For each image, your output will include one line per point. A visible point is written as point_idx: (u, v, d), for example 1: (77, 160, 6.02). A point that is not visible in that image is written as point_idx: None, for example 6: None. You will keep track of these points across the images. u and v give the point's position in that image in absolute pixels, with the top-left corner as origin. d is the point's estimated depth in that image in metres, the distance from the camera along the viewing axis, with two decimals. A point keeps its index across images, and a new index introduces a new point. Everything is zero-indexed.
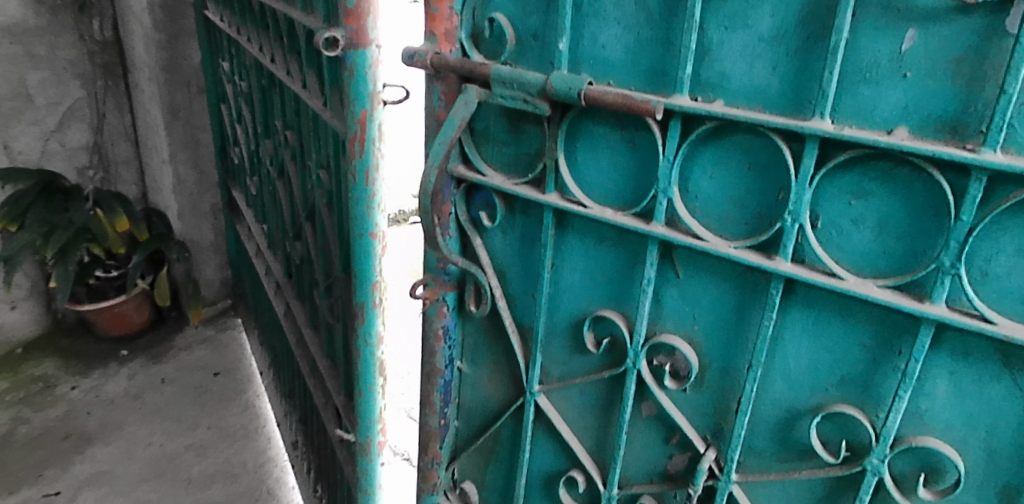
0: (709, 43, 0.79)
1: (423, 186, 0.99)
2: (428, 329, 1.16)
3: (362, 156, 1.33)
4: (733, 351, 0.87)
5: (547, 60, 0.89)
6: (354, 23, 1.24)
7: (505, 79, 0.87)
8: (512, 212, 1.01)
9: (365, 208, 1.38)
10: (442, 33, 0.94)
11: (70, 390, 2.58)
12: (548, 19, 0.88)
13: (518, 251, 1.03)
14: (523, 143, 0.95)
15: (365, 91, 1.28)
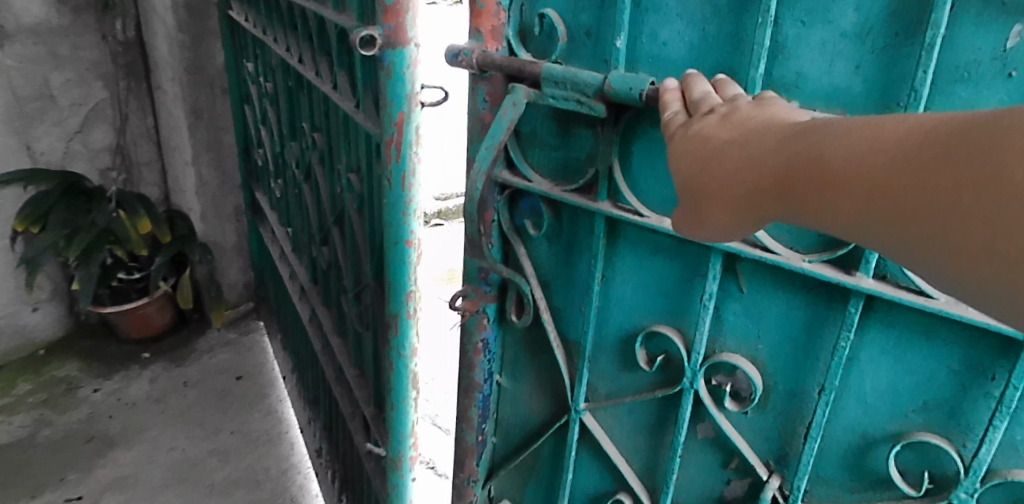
0: (784, 40, 0.73)
1: (469, 192, 0.94)
2: (466, 341, 1.11)
3: (398, 160, 1.28)
4: (803, 372, 0.81)
5: (602, 58, 0.84)
6: (392, 21, 1.18)
7: (557, 79, 0.81)
8: (560, 220, 0.95)
9: (401, 214, 1.33)
10: (489, 30, 0.89)
11: (93, 393, 2.56)
12: (603, 15, 0.82)
13: (565, 261, 0.97)
14: (573, 147, 0.88)
15: (403, 93, 1.23)
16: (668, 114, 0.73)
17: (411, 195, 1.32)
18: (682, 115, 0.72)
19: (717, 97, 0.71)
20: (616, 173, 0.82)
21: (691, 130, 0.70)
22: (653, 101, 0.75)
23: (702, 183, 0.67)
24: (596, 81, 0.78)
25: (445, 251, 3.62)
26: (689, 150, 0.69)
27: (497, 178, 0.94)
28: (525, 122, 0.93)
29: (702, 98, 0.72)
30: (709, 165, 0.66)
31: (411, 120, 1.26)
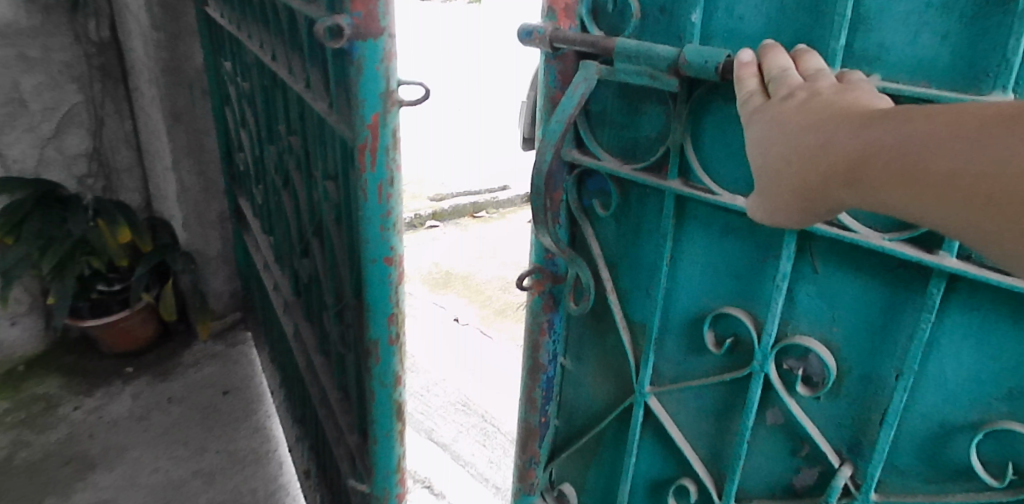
0: (865, 10, 0.69)
1: (538, 164, 0.91)
2: (532, 321, 1.13)
3: (373, 169, 1.21)
4: (879, 357, 0.77)
5: (676, 34, 0.84)
6: (360, 9, 1.09)
7: (630, 53, 0.81)
8: (627, 200, 0.96)
9: (379, 228, 1.26)
10: (562, 8, 0.90)
11: (73, 411, 2.43)
12: None
13: (631, 241, 0.98)
14: (644, 125, 0.89)
15: (376, 93, 1.15)
16: (745, 94, 0.70)
17: (392, 204, 1.26)
18: (762, 97, 0.68)
19: (798, 78, 0.67)
20: (688, 150, 0.82)
21: (761, 110, 0.67)
22: (729, 73, 0.74)
23: (763, 165, 0.65)
24: (672, 54, 0.78)
25: (433, 256, 3.57)
26: (758, 132, 0.66)
27: (566, 156, 0.96)
28: (595, 101, 0.94)
29: (783, 76, 0.67)
30: (773, 146, 0.64)
31: (386, 121, 1.18)
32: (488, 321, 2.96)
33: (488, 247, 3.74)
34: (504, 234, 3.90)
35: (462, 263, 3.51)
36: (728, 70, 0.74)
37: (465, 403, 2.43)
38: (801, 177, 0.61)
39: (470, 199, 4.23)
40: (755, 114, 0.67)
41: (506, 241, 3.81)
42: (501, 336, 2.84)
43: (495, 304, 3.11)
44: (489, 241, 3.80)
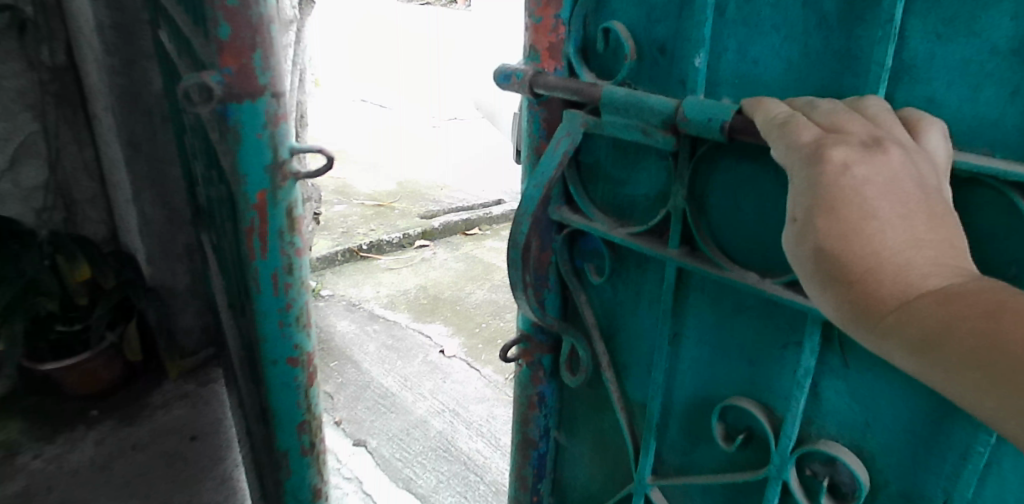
0: (911, 58, 0.61)
1: (515, 235, 0.89)
2: (520, 394, 1.09)
3: (265, 255, 1.36)
4: (921, 474, 0.68)
5: (677, 79, 0.76)
6: (232, 64, 1.22)
7: (619, 105, 0.75)
8: (622, 263, 0.91)
9: (278, 323, 1.41)
10: (546, 48, 0.85)
11: (31, 460, 2.26)
12: (679, 28, 0.75)
13: (629, 308, 0.92)
14: (642, 183, 0.85)
15: (260, 166, 1.29)
16: (784, 118, 0.62)
17: (293, 296, 1.42)
18: (818, 130, 0.59)
19: (880, 132, 0.58)
20: (690, 216, 0.76)
21: (829, 156, 0.56)
22: (736, 133, 0.66)
23: (807, 219, 0.56)
24: (669, 106, 0.71)
25: (419, 280, 3.44)
26: (819, 182, 0.56)
27: (555, 214, 0.91)
28: (587, 152, 0.90)
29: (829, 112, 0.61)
30: (837, 206, 0.54)
31: (275, 198, 1.33)
32: (476, 352, 2.83)
33: (474, 269, 3.60)
34: (491, 256, 3.76)
35: (448, 288, 3.38)
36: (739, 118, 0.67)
37: (447, 448, 2.28)
38: (844, 271, 0.53)
39: (463, 216, 4.13)
40: (818, 149, 0.57)
41: (494, 263, 3.68)
42: (489, 368, 2.72)
43: (484, 333, 2.99)
44: (476, 263, 3.67)
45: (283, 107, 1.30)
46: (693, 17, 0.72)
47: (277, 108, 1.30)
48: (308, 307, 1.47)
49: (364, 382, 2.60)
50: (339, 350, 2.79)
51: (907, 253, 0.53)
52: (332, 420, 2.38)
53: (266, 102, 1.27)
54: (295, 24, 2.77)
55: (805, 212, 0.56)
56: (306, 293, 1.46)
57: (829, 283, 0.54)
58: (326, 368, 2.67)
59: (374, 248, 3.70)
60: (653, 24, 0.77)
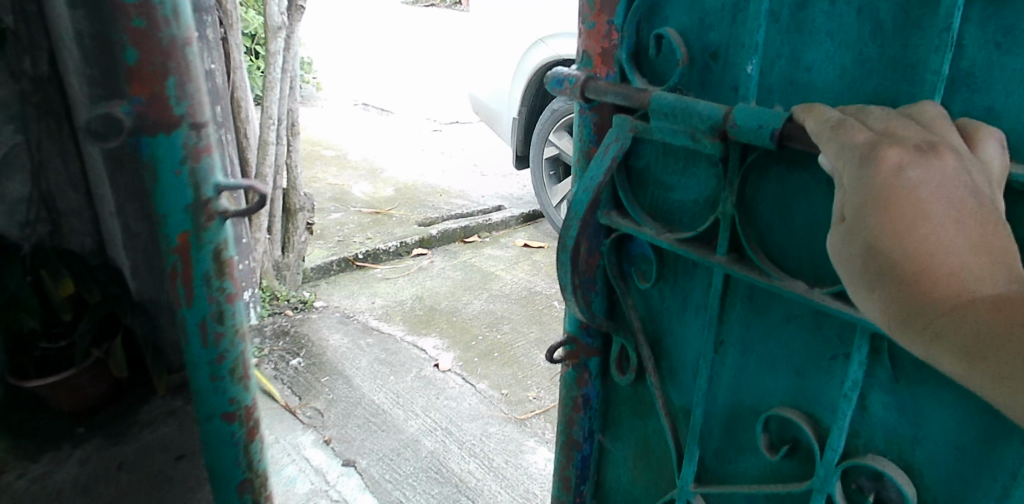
0: (968, 68, 0.65)
1: (562, 234, 0.90)
2: (565, 395, 1.11)
3: (190, 302, 1.32)
4: (971, 493, 0.68)
5: (731, 84, 0.84)
6: (143, 93, 1.20)
7: (667, 111, 0.77)
8: (669, 267, 0.92)
9: (208, 376, 1.37)
10: (600, 55, 0.95)
11: (15, 479, 2.18)
12: (734, 33, 0.83)
13: (677, 312, 0.93)
14: (691, 188, 0.86)
15: (181, 205, 1.26)
16: (837, 120, 0.63)
17: (225, 347, 1.37)
18: (872, 132, 0.61)
19: (935, 138, 0.60)
20: (739, 224, 0.77)
21: (884, 157, 0.58)
22: (786, 140, 0.68)
23: (856, 216, 0.58)
24: (717, 113, 0.73)
25: (415, 290, 3.39)
26: (871, 182, 0.58)
27: (603, 219, 0.92)
28: (637, 157, 0.91)
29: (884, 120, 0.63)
30: (891, 205, 0.56)
31: (198, 238, 1.29)
32: (471, 366, 2.80)
33: (470, 279, 3.55)
34: (488, 264, 3.71)
35: (445, 298, 3.34)
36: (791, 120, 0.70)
37: (438, 469, 2.23)
38: (894, 272, 0.55)
39: (461, 223, 4.01)
40: (873, 150, 0.59)
41: (491, 272, 3.63)
42: (484, 383, 2.69)
43: (480, 346, 2.95)
44: (474, 272, 3.62)
45: (206, 139, 1.26)
46: (744, 24, 0.82)
47: (199, 141, 1.25)
48: (244, 358, 1.41)
49: (356, 399, 2.56)
50: (331, 365, 2.75)
51: (961, 255, 0.55)
52: (320, 439, 2.36)
53: (186, 134, 1.24)
54: (284, 30, 2.72)
55: (856, 210, 0.58)
56: (241, 343, 1.40)
57: (879, 283, 0.56)
58: (317, 384, 2.64)
59: (370, 257, 3.60)
60: (704, 32, 0.86)
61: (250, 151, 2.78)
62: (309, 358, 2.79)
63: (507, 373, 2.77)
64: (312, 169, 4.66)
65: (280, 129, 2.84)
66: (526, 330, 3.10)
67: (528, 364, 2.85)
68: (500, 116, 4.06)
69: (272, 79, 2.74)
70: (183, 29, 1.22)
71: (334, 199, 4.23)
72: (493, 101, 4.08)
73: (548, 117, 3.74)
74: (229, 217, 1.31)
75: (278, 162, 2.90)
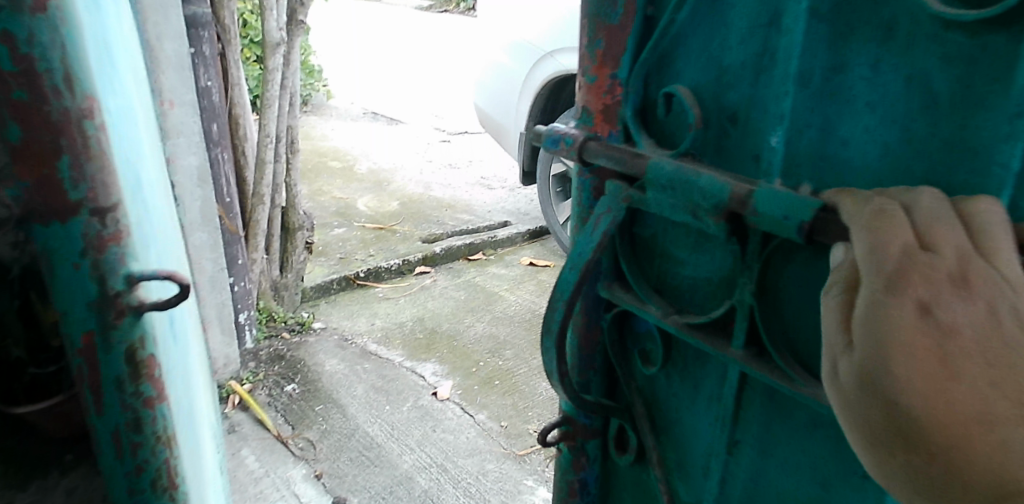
0: None
1: (546, 322, 0.87)
2: (562, 478, 1.08)
3: (100, 410, 1.09)
4: None
5: (748, 151, 0.79)
6: (30, 176, 0.95)
7: (666, 182, 0.77)
8: (675, 354, 0.90)
9: (126, 487, 1.14)
10: (600, 114, 0.93)
11: None
12: (752, 94, 0.78)
13: (682, 403, 0.91)
14: (702, 265, 0.84)
15: (84, 301, 1.02)
16: (879, 205, 0.61)
17: (145, 458, 1.14)
18: (912, 240, 0.58)
19: (969, 247, 0.57)
20: (758, 315, 0.75)
21: (907, 294, 0.57)
22: (816, 234, 0.66)
23: (865, 362, 0.58)
24: (727, 189, 0.71)
25: (416, 311, 3.29)
26: (884, 323, 0.57)
27: (604, 291, 0.93)
28: (643, 226, 0.90)
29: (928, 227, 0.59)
30: (898, 365, 0.56)
31: (106, 340, 1.05)
32: (470, 394, 2.71)
33: (474, 299, 3.45)
34: (493, 284, 3.61)
35: (446, 320, 3.24)
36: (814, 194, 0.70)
37: None
38: (908, 436, 0.56)
39: (466, 240, 3.91)
40: (898, 280, 0.57)
41: (495, 292, 3.52)
42: (483, 414, 2.60)
43: (481, 373, 2.85)
44: (478, 292, 3.52)
45: (114, 224, 1.02)
46: (761, 84, 0.76)
47: (105, 227, 1.01)
48: (171, 466, 1.17)
49: (349, 430, 2.47)
50: (326, 392, 2.66)
51: (956, 399, 0.55)
52: (311, 474, 2.28)
53: (85, 221, 1.00)
54: (283, 46, 2.64)
55: (865, 354, 0.58)
56: (167, 450, 1.16)
57: (900, 450, 0.57)
58: (311, 413, 2.56)
59: (372, 276, 3.51)
60: (716, 93, 0.82)
61: (247, 169, 2.70)
62: (304, 384, 2.71)
63: (508, 403, 2.67)
64: (316, 182, 4.57)
65: (279, 147, 2.76)
66: (528, 357, 2.99)
67: (530, 393, 2.75)
68: (507, 130, 3.96)
69: (269, 96, 2.66)
70: (81, 96, 0.96)
71: (338, 215, 4.13)
72: (500, 115, 3.98)
73: None
74: (145, 310, 1.07)
75: (276, 180, 2.82)
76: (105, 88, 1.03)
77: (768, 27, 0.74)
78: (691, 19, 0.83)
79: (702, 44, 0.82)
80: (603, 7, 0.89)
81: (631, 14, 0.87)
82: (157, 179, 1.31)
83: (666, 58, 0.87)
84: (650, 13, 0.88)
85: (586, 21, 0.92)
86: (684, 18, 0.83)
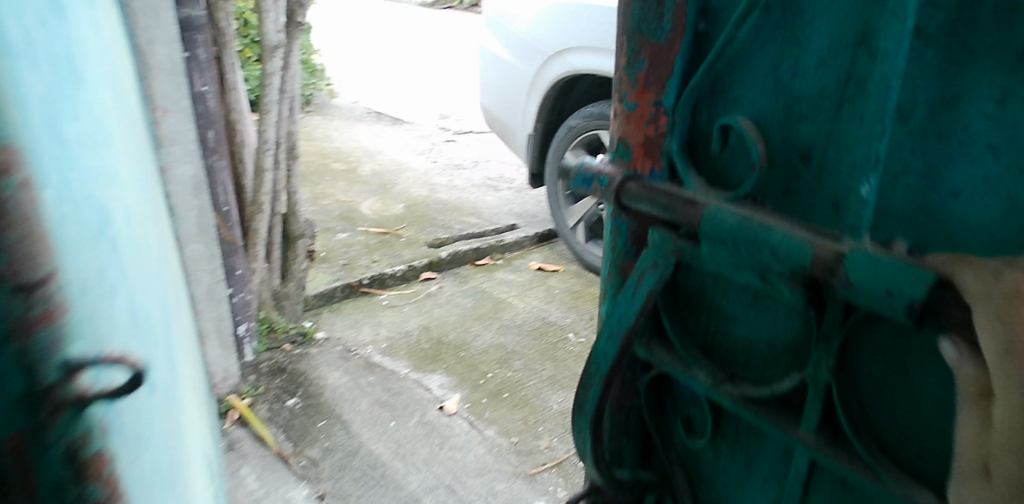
0: None
1: (595, 358, 1.00)
2: None
3: None
4: None
5: (822, 194, 0.83)
6: None
7: (727, 236, 0.82)
8: (727, 428, 1.01)
9: None
10: (641, 150, 1.01)
11: None
12: (830, 137, 0.81)
13: (732, 475, 1.03)
14: (762, 327, 0.93)
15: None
16: (1013, 286, 0.59)
17: None
18: None
19: None
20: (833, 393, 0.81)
21: None
22: (927, 314, 0.65)
23: None
24: (807, 257, 0.74)
25: (421, 320, 3.19)
26: None
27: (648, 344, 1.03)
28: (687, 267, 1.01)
29: None
30: None
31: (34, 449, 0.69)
32: (478, 409, 2.61)
33: (481, 306, 3.35)
34: (501, 290, 3.50)
35: (452, 329, 3.14)
36: (912, 254, 0.72)
37: None
38: None
39: (473, 244, 3.81)
40: None
41: (503, 298, 3.42)
42: (492, 430, 2.50)
43: (489, 386, 2.75)
44: (486, 299, 3.41)
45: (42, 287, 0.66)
46: (825, 111, 0.81)
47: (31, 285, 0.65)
48: None
49: (353, 448, 2.38)
50: (329, 407, 2.57)
51: None
52: (314, 495, 2.19)
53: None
54: (281, 50, 2.54)
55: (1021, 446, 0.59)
56: None
57: None
58: (313, 429, 2.46)
59: (376, 282, 3.41)
60: (774, 123, 0.87)
61: (246, 176, 2.60)
62: (307, 398, 2.61)
63: (518, 418, 2.57)
64: (319, 184, 4.47)
65: (278, 153, 2.66)
66: (538, 367, 2.89)
67: (540, 407, 2.65)
68: (514, 131, 3.85)
69: (268, 102, 2.56)
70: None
71: (341, 219, 4.02)
72: (506, 115, 3.87)
73: (564, 135, 3.54)
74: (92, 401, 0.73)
75: (276, 188, 2.71)
76: (56, 111, 0.73)
77: (831, 57, 0.79)
78: (751, 45, 0.88)
79: (762, 71, 0.88)
80: (649, 25, 0.95)
81: (680, 30, 0.93)
82: (127, 233, 0.96)
83: (720, 82, 0.94)
84: (702, 28, 0.94)
85: (628, 40, 0.99)
86: (743, 40, 0.89)
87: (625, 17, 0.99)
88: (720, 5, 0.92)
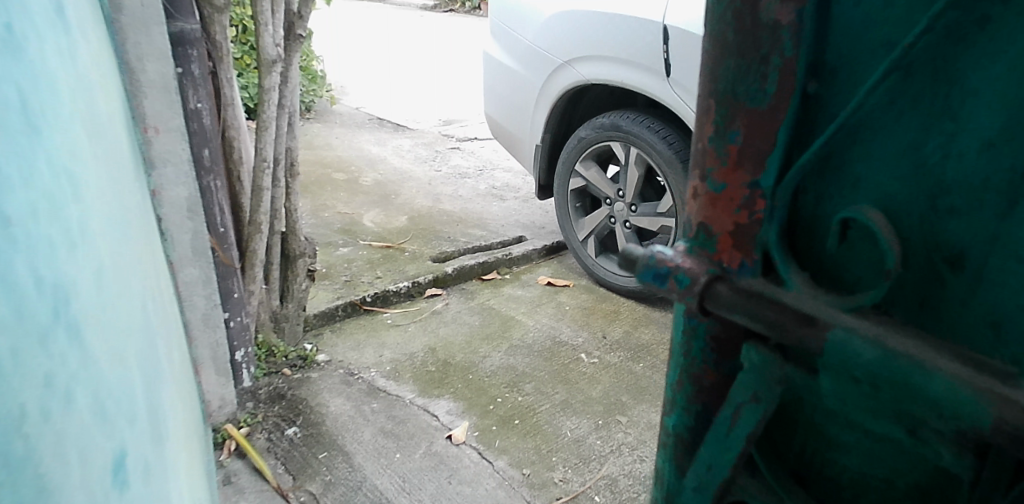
0: None
1: None
2: None
3: None
4: None
5: (976, 309, 0.71)
6: None
7: (873, 376, 0.70)
8: None
9: None
10: (734, 242, 0.88)
11: None
12: (992, 247, 0.69)
13: None
14: (884, 450, 0.85)
15: None
16: None
17: None
18: None
19: None
20: None
21: None
22: None
23: None
24: (988, 418, 0.63)
25: (427, 340, 3.07)
26: None
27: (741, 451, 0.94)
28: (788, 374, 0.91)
29: None
30: None
31: None
32: (488, 437, 2.48)
33: (489, 324, 3.22)
34: (509, 307, 3.38)
35: (460, 350, 3.01)
36: None
37: None
38: None
39: (480, 258, 3.69)
40: None
41: (512, 316, 3.29)
42: (503, 460, 2.38)
43: (499, 411, 2.62)
44: (494, 317, 3.28)
45: None
46: (983, 203, 0.68)
47: None
48: None
49: (356, 483, 2.26)
50: (331, 438, 2.44)
51: None
52: None
53: None
54: (280, 63, 2.41)
55: None
56: None
57: None
58: (314, 462, 2.34)
59: (380, 300, 3.29)
60: (912, 213, 0.74)
61: (243, 195, 2.47)
62: (307, 428, 2.49)
63: (530, 447, 2.45)
64: (320, 195, 4.34)
65: (276, 171, 2.54)
66: (550, 391, 2.76)
67: (553, 435, 2.52)
68: (521, 141, 3.72)
69: (266, 117, 2.43)
70: None
71: (343, 232, 3.90)
72: (512, 125, 3.74)
73: (573, 146, 3.43)
74: None
75: (275, 207, 2.59)
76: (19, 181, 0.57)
77: (992, 144, 0.66)
78: (881, 117, 0.74)
79: (893, 149, 0.74)
80: (746, 87, 0.82)
81: (786, 93, 0.80)
82: (102, 306, 0.81)
83: (835, 156, 0.80)
84: (812, 89, 0.80)
85: (717, 104, 0.86)
86: (872, 108, 0.75)
87: (714, 77, 0.86)
88: (836, 63, 0.78)
